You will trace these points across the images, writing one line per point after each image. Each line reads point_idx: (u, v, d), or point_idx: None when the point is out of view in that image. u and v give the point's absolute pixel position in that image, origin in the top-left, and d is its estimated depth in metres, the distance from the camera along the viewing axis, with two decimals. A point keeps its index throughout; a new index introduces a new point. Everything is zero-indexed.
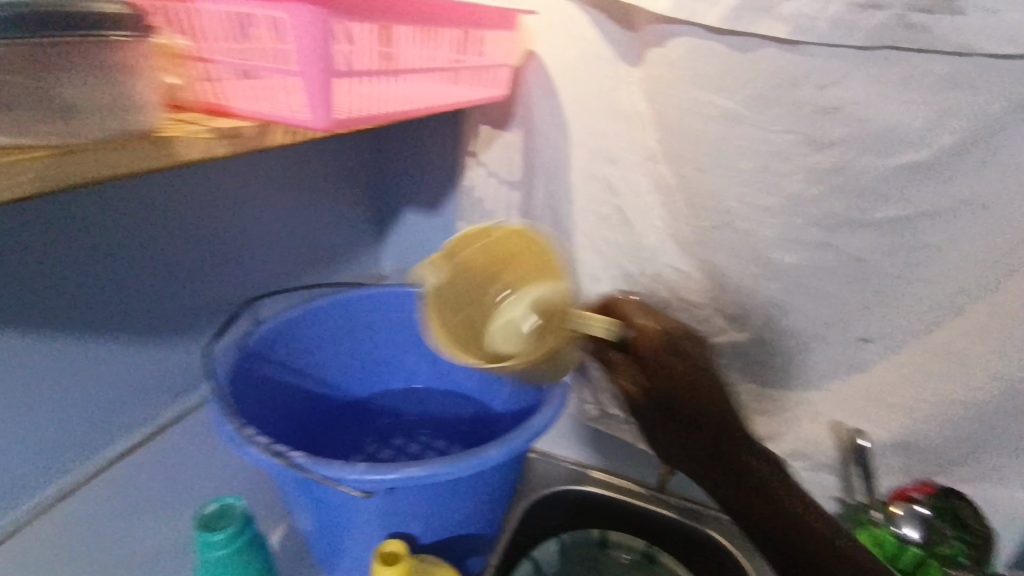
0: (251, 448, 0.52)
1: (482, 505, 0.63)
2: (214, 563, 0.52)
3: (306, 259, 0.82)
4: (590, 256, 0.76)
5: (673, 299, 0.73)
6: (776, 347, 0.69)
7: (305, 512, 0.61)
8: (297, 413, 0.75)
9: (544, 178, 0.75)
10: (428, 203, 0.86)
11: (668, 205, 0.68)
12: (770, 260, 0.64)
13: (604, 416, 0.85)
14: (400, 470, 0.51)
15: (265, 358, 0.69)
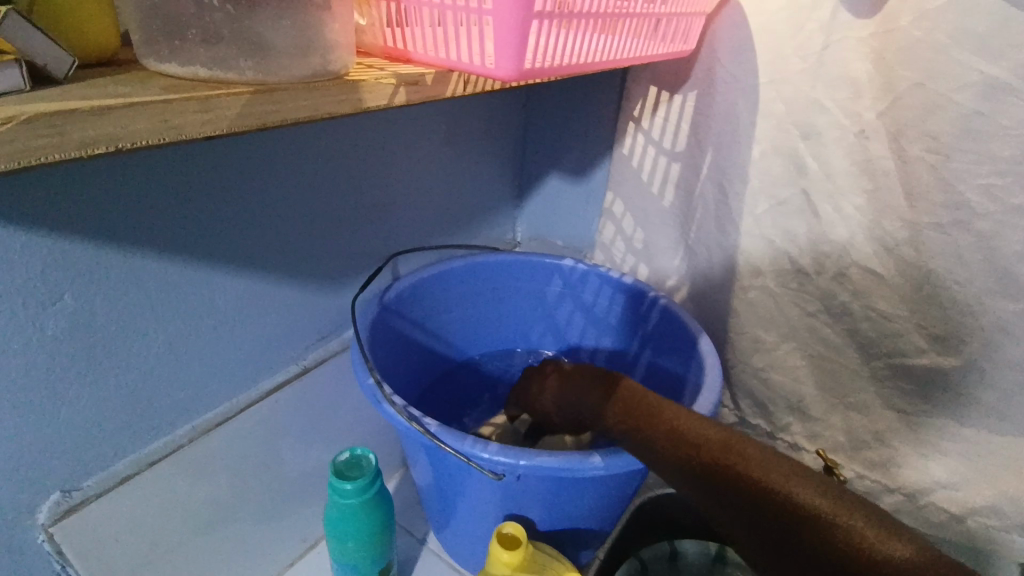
0: (387, 407, 0.52)
1: (607, 504, 0.58)
2: (344, 511, 0.52)
3: (449, 221, 0.80)
4: (757, 246, 0.66)
5: (855, 307, 0.62)
6: (994, 381, 0.56)
7: (426, 476, 0.61)
8: (423, 371, 0.76)
9: (715, 151, 0.66)
10: (576, 171, 0.82)
11: (873, 195, 0.57)
12: (1010, 275, 0.51)
13: (740, 424, 0.76)
14: (535, 458, 0.48)
15: (401, 314, 0.69)
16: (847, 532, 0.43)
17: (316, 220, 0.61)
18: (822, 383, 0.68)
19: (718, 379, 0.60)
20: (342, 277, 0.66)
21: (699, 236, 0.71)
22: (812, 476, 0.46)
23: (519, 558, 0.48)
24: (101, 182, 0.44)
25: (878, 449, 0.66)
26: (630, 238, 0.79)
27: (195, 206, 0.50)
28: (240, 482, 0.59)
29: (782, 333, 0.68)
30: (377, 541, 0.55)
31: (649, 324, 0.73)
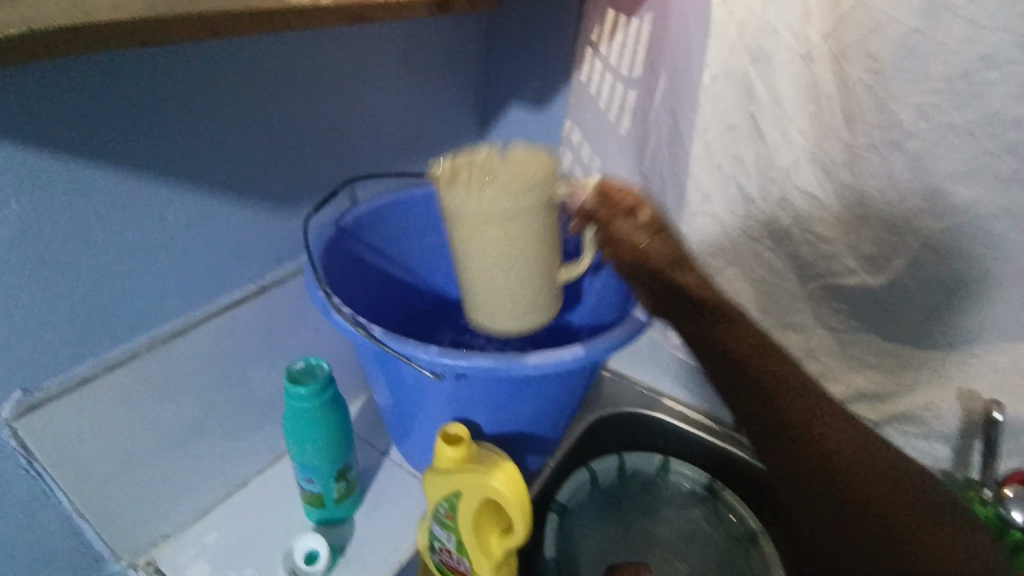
0: (334, 314, 0.53)
1: (550, 406, 0.62)
2: (300, 414, 0.56)
3: (410, 148, 0.79)
4: (705, 172, 0.67)
5: (795, 229, 0.65)
6: (912, 298, 0.59)
7: (381, 386, 0.63)
8: (389, 299, 0.77)
9: (670, 76, 0.66)
10: (535, 99, 0.81)
11: (817, 118, 0.58)
12: (937, 194, 0.52)
13: None
14: (473, 359, 0.50)
15: (360, 239, 0.70)
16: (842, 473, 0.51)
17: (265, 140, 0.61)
18: (763, 305, 0.72)
19: None
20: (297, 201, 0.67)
21: (653, 163, 0.72)
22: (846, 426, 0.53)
23: (462, 452, 0.52)
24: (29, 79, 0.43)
25: (811, 364, 0.71)
26: (588, 167, 0.81)
27: (130, 114, 0.49)
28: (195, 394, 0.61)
29: (727, 257, 0.71)
30: (335, 445, 0.59)
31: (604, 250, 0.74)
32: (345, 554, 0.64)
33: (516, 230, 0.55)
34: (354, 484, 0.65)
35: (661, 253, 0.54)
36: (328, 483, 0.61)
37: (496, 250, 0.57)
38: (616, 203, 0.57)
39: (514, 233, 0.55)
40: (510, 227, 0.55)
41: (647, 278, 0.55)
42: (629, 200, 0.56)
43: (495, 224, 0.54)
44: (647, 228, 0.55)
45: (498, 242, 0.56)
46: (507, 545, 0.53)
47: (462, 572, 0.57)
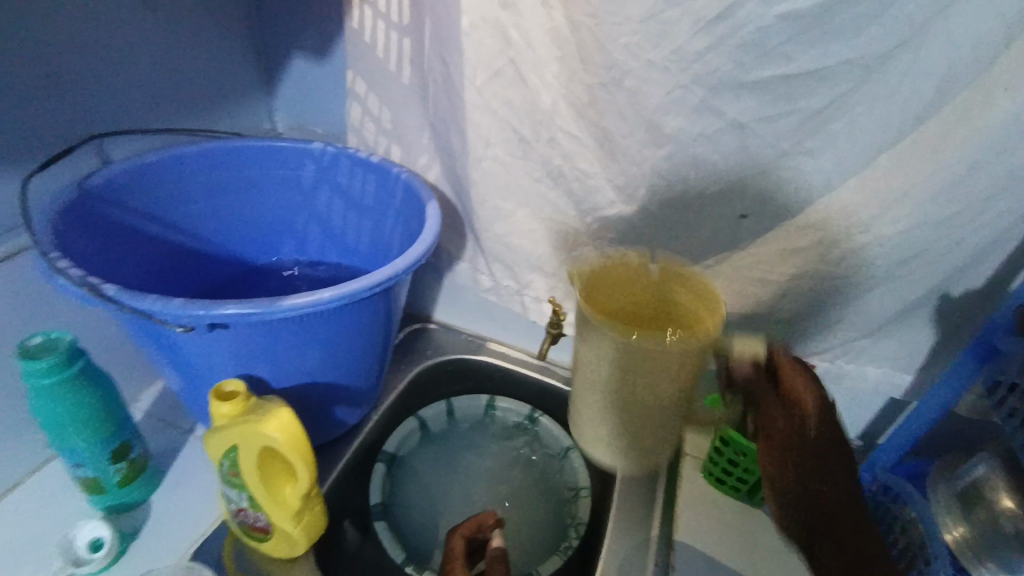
0: (58, 277, 0.49)
1: (340, 354, 0.62)
2: (44, 392, 0.52)
3: (178, 100, 0.74)
4: (481, 116, 0.69)
5: (566, 167, 0.68)
6: (666, 222, 0.67)
7: (156, 361, 0.59)
8: (169, 265, 0.72)
9: (433, 22, 0.67)
10: (317, 50, 0.79)
11: (564, 61, 0.62)
12: (656, 124, 0.60)
13: (496, 288, 0.84)
14: (221, 307, 0.49)
15: (117, 202, 0.64)
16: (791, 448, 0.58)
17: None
18: (554, 242, 0.75)
19: (432, 235, 0.64)
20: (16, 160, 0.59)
21: (435, 112, 0.73)
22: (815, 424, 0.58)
23: (239, 407, 0.51)
24: None
25: None
26: (377, 118, 0.79)
27: None
28: None
29: (516, 201, 0.73)
30: (99, 422, 0.55)
31: (396, 201, 0.75)
32: (138, 537, 0.61)
33: (674, 367, 0.66)
34: (144, 462, 0.62)
35: (818, 429, 0.58)
36: (103, 465, 0.58)
37: (664, 387, 0.68)
38: (772, 367, 0.63)
39: (675, 364, 0.65)
40: (664, 384, 0.67)
41: (787, 433, 0.58)
42: (805, 386, 0.59)
43: (664, 385, 0.67)
44: (806, 368, 0.61)
45: (636, 389, 0.68)
46: (300, 491, 0.54)
47: (263, 530, 0.57)
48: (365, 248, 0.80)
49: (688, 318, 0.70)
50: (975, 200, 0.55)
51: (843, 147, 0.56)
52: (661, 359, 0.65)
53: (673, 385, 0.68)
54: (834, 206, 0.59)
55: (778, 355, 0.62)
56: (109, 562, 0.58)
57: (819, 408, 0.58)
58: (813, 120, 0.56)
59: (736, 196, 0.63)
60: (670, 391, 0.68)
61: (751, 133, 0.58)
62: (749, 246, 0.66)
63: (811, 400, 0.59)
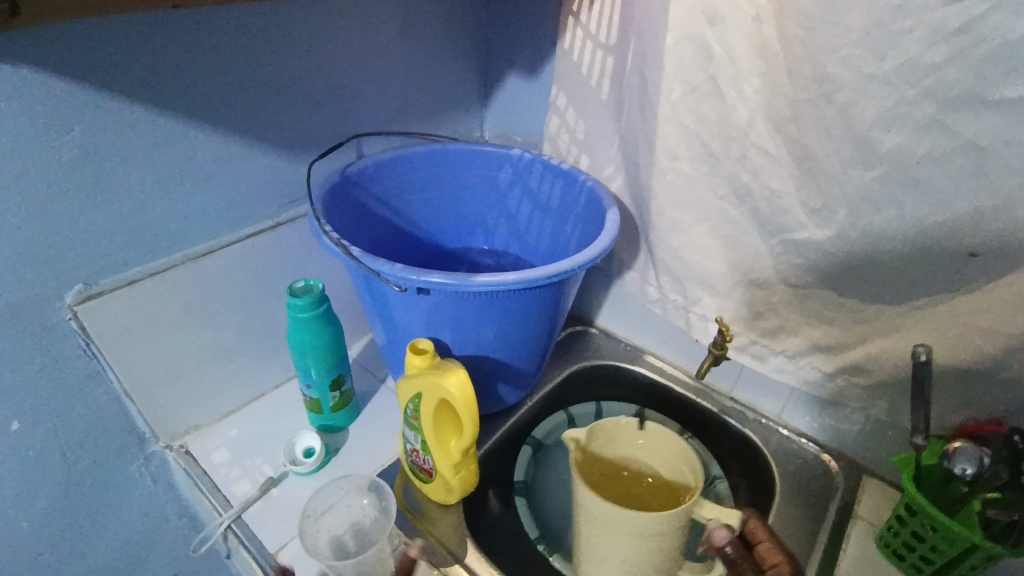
0: (322, 238, 0.64)
1: (511, 335, 0.69)
2: (299, 324, 0.67)
3: (415, 108, 0.88)
4: (670, 130, 0.71)
5: (754, 185, 0.66)
6: (868, 253, 0.61)
7: (372, 314, 0.72)
8: (391, 244, 0.87)
9: (639, 38, 0.71)
10: (529, 67, 0.88)
11: (769, 75, 0.61)
12: (868, 144, 0.56)
13: (662, 300, 0.84)
14: (428, 276, 0.59)
15: (364, 187, 0.80)
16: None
17: (275, 90, 0.70)
18: (732, 261, 0.73)
19: (610, 238, 0.68)
20: (302, 147, 0.77)
21: (628, 125, 0.77)
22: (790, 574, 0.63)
23: (427, 362, 0.61)
24: (85, 36, 0.55)
25: (771, 318, 0.73)
26: (572, 130, 0.85)
27: (162, 68, 0.61)
28: (214, 306, 0.74)
29: (696, 215, 0.73)
30: (328, 356, 0.70)
31: (579, 205, 0.81)
32: (337, 454, 0.75)
33: (672, 527, 0.56)
34: (349, 396, 0.76)
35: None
36: (324, 390, 0.73)
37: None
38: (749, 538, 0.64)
39: (674, 525, 0.55)
40: (670, 540, 0.57)
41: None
42: (773, 551, 0.63)
43: (656, 540, 0.57)
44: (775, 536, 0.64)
45: (633, 555, 0.58)
46: (462, 445, 0.62)
47: (428, 472, 0.66)
48: (545, 246, 0.88)
49: (685, 490, 0.63)
50: None
51: None
52: (643, 539, 0.56)
53: (676, 537, 0.57)
54: None
55: (749, 528, 0.64)
56: (315, 468, 0.73)
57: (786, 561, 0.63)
58: None
59: (965, 231, 0.54)
60: (671, 555, 0.59)
61: (994, 157, 0.51)
62: (978, 290, 0.56)
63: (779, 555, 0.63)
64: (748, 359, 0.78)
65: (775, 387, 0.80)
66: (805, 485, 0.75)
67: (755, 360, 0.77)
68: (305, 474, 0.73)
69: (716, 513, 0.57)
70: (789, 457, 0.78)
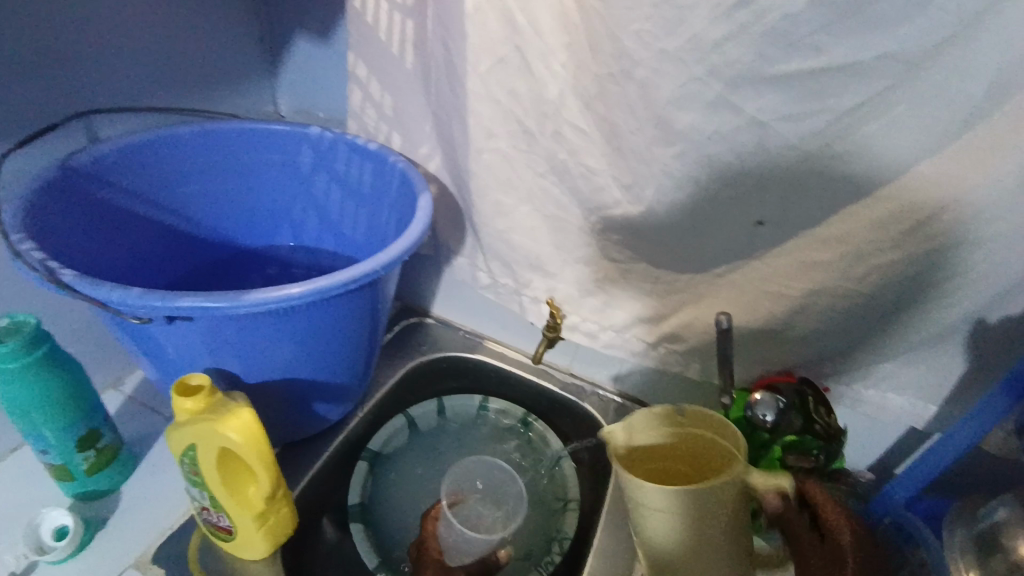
0: (19, 260, 0.48)
1: (319, 349, 0.59)
2: (7, 377, 0.51)
3: (170, 77, 0.71)
4: (482, 105, 0.65)
5: (571, 164, 0.64)
6: (675, 228, 0.62)
7: (132, 351, 0.57)
8: (158, 248, 0.71)
9: (436, 2, 0.63)
10: (321, 28, 0.76)
11: (572, 48, 0.58)
12: (666, 121, 0.55)
13: (494, 286, 0.79)
14: (182, 300, 0.46)
15: (104, 182, 0.62)
16: (838, 553, 0.53)
17: None
18: (557, 241, 0.71)
19: (421, 227, 0.60)
20: None
21: (437, 99, 0.69)
22: (858, 538, 0.54)
23: (203, 402, 0.48)
24: None
25: (599, 295, 0.73)
26: (378, 103, 0.75)
27: None
28: None
29: (517, 195, 0.69)
30: (66, 408, 0.54)
31: (391, 192, 0.72)
32: (106, 524, 0.60)
33: (721, 502, 0.55)
34: (115, 451, 0.61)
35: (853, 545, 0.53)
36: (70, 452, 0.57)
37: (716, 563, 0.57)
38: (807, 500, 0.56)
39: (719, 502, 0.54)
40: (724, 522, 0.56)
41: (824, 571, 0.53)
42: (838, 513, 0.55)
43: (716, 522, 0.55)
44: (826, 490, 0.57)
45: (701, 540, 0.56)
46: (263, 491, 0.51)
47: (227, 529, 0.54)
48: (361, 236, 0.77)
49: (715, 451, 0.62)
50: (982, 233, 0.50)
51: (875, 155, 0.51)
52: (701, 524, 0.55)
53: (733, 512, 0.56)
54: (865, 215, 0.54)
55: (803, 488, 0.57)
56: (72, 550, 0.57)
57: (824, 498, 0.56)
58: (844, 121, 0.50)
59: (752, 203, 0.57)
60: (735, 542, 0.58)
61: (773, 133, 0.53)
62: (765, 258, 0.61)
63: (821, 496, 0.56)
64: (582, 338, 0.77)
65: (605, 359, 0.82)
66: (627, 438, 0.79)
67: (587, 338, 0.76)
68: (57, 561, 0.57)
69: (767, 483, 0.55)
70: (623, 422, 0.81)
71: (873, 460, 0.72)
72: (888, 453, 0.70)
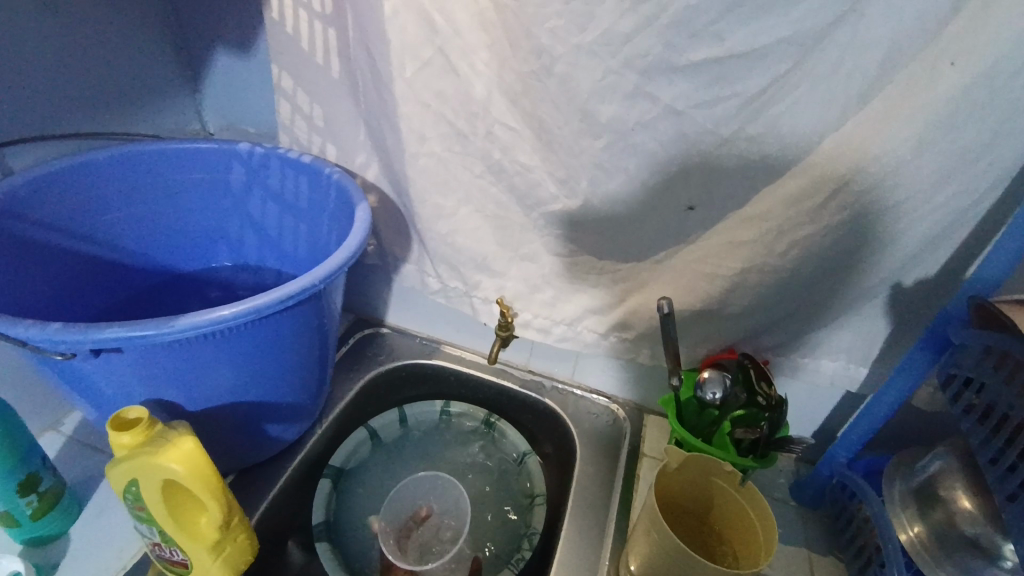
0: None
1: (262, 369, 0.57)
2: None
3: (87, 102, 0.68)
4: (412, 110, 0.64)
5: (505, 162, 0.64)
6: (611, 218, 0.64)
7: (63, 389, 0.54)
8: (86, 279, 0.68)
9: (354, 9, 0.62)
10: (241, 41, 0.74)
11: (493, 47, 0.58)
12: (589, 114, 0.56)
13: (444, 290, 0.79)
14: (106, 332, 0.44)
15: (19, 215, 0.59)
16: None
17: None
18: (500, 240, 0.71)
19: (360, 237, 0.60)
20: None
21: (367, 106, 0.68)
22: None
23: (141, 436, 0.46)
24: None
25: (546, 290, 0.74)
26: (308, 114, 0.74)
27: None
28: None
29: (456, 197, 0.69)
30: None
31: (329, 204, 0.71)
32: (57, 569, 0.57)
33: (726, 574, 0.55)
34: (57, 494, 0.58)
35: None
36: (10, 500, 0.54)
37: None
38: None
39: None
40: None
41: None
42: None
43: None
44: None
45: None
46: (215, 521, 0.50)
47: (182, 564, 0.53)
48: (303, 251, 0.76)
49: (749, 504, 0.59)
50: (888, 201, 0.53)
51: (783, 135, 0.53)
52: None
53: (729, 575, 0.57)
54: (783, 192, 0.56)
55: None
56: None
57: None
58: (754, 103, 0.52)
59: (680, 187, 0.59)
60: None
61: (690, 120, 0.54)
62: (698, 239, 0.63)
63: None
64: (534, 333, 0.78)
65: (561, 353, 0.83)
66: (589, 428, 0.80)
67: (540, 333, 0.77)
68: None
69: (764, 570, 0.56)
70: (584, 412, 0.82)
71: (820, 424, 0.75)
72: (832, 416, 0.74)
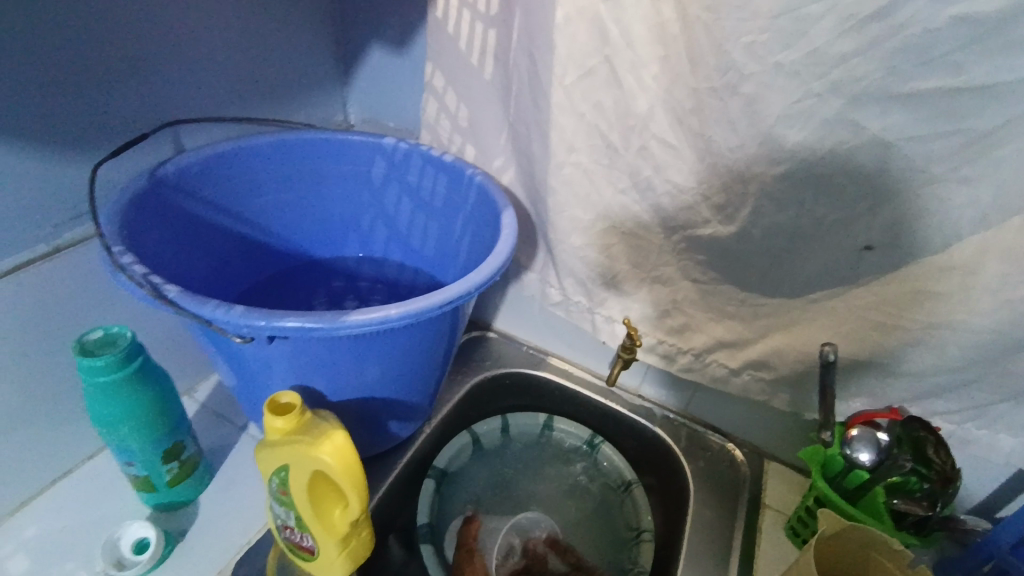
0: (121, 274, 0.48)
1: (398, 367, 0.57)
2: (103, 390, 0.51)
3: (253, 88, 0.71)
4: (567, 119, 0.62)
5: (656, 181, 0.61)
6: (771, 251, 0.59)
7: (219, 364, 0.57)
8: (234, 258, 0.71)
9: (522, 13, 0.61)
10: (398, 39, 0.75)
11: (668, 61, 0.55)
12: (772, 139, 0.52)
13: (565, 303, 0.77)
14: (281, 321, 0.46)
15: (189, 193, 0.62)
16: None
17: (36, 68, 0.51)
18: (634, 260, 0.68)
19: (508, 247, 0.58)
20: (96, 141, 0.58)
21: (517, 112, 0.67)
22: None
23: (293, 422, 0.47)
24: None
25: (676, 316, 0.69)
26: (454, 115, 0.74)
27: None
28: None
29: (596, 211, 0.66)
30: (153, 422, 0.54)
31: (467, 206, 0.70)
32: (184, 537, 0.60)
33: None
34: (195, 464, 0.61)
35: None
36: (155, 465, 0.57)
37: None
38: None
39: None
40: None
41: None
42: None
43: None
44: None
45: None
46: (350, 516, 0.50)
47: (308, 549, 0.53)
48: (431, 249, 0.76)
49: None
50: None
51: (1008, 180, 0.47)
52: None
53: None
54: (997, 244, 0.49)
55: None
56: (152, 564, 0.57)
57: None
58: (979, 143, 0.46)
59: (863, 225, 0.53)
60: None
61: (897, 154, 0.49)
62: (871, 283, 0.56)
63: None
64: (656, 359, 0.74)
65: (679, 383, 0.79)
66: (703, 467, 0.76)
67: (663, 360, 0.73)
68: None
69: None
70: (696, 448, 0.78)
71: (974, 502, 0.66)
72: (994, 497, 0.65)
